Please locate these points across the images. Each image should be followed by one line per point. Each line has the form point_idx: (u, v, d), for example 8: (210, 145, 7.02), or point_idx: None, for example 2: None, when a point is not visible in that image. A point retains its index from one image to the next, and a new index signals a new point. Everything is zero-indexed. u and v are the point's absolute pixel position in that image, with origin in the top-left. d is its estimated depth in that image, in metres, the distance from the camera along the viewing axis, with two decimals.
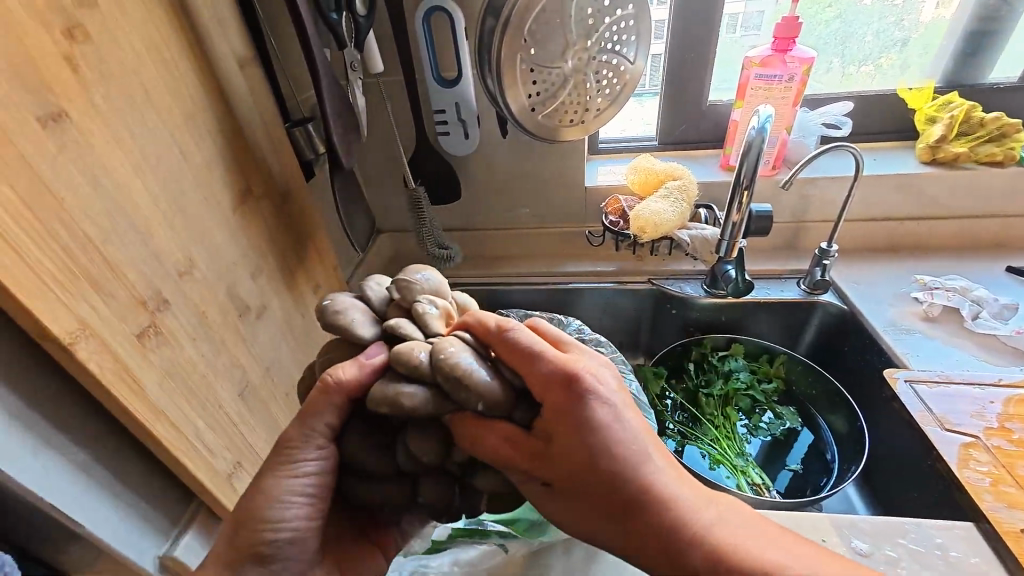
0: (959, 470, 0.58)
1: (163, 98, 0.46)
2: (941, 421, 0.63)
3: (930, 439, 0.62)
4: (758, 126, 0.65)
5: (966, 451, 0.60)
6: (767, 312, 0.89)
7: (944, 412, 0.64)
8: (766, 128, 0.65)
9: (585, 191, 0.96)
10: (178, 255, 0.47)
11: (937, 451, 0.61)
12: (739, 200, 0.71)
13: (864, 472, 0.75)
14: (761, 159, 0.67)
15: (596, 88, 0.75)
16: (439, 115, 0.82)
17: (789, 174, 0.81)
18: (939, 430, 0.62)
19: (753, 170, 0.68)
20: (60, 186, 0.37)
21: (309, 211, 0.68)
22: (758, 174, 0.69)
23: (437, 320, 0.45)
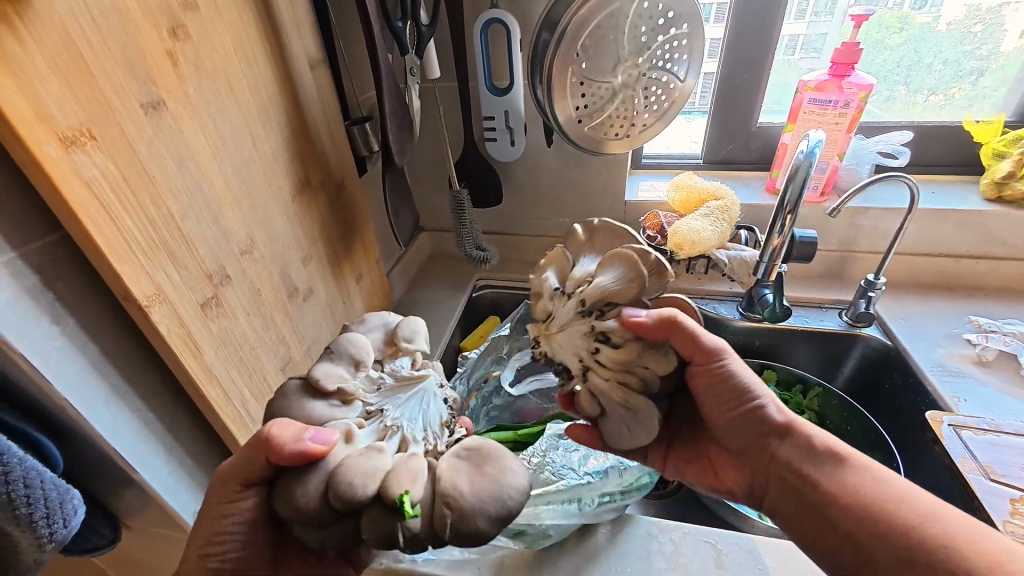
0: (1001, 524, 0.55)
1: (244, 93, 0.50)
2: (986, 470, 0.60)
3: (972, 487, 0.59)
4: (807, 150, 0.64)
5: (1012, 505, 0.57)
6: (806, 340, 0.87)
7: (993, 463, 0.61)
8: (815, 153, 0.63)
9: (624, 205, 0.96)
10: (242, 235, 0.51)
11: (979, 501, 0.58)
12: (781, 223, 0.70)
13: None
14: (806, 185, 0.66)
15: (644, 104, 0.76)
16: (488, 121, 0.84)
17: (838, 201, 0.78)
18: (982, 479, 0.59)
19: (799, 194, 0.66)
20: (154, 166, 0.41)
21: (359, 203, 0.73)
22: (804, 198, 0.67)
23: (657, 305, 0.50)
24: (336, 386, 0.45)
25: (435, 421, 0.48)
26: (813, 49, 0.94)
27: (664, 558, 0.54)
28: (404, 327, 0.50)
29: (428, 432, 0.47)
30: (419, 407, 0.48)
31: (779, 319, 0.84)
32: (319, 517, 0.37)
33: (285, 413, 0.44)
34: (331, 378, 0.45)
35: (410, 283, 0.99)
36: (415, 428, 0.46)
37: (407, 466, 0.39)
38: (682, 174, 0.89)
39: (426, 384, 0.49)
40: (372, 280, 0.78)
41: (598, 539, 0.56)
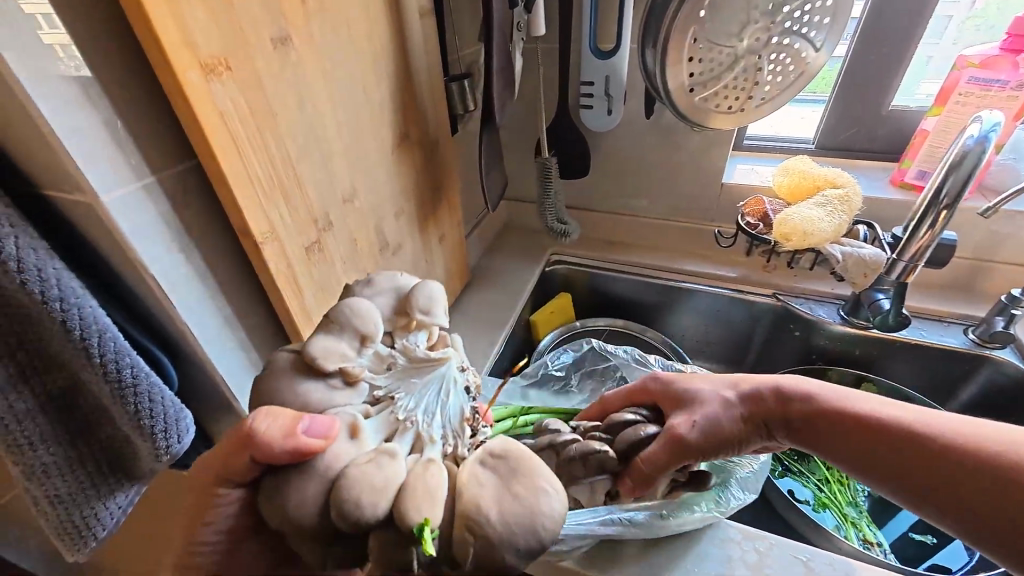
0: None
1: (360, 37, 0.49)
2: None
3: None
4: (979, 134, 0.55)
5: None
6: (919, 355, 0.78)
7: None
8: (989, 138, 0.54)
9: (720, 187, 0.89)
10: (346, 183, 0.52)
11: None
12: (931, 219, 0.61)
13: None
14: (973, 176, 0.56)
15: (769, 74, 0.68)
16: (587, 86, 0.80)
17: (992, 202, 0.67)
18: None
19: (961, 185, 0.57)
20: (277, 103, 0.41)
21: (450, 163, 0.71)
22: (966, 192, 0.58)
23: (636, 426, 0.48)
24: (335, 367, 0.32)
25: (456, 415, 0.35)
26: (964, 23, 0.81)
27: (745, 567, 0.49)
28: (423, 291, 0.35)
29: (450, 430, 0.35)
30: (438, 397, 0.35)
31: (891, 329, 0.77)
32: (315, 531, 0.27)
33: (270, 398, 0.32)
34: (332, 357, 0.32)
35: (485, 249, 0.98)
36: (434, 424, 0.34)
37: (424, 476, 0.29)
38: (795, 158, 0.80)
39: (448, 366, 0.36)
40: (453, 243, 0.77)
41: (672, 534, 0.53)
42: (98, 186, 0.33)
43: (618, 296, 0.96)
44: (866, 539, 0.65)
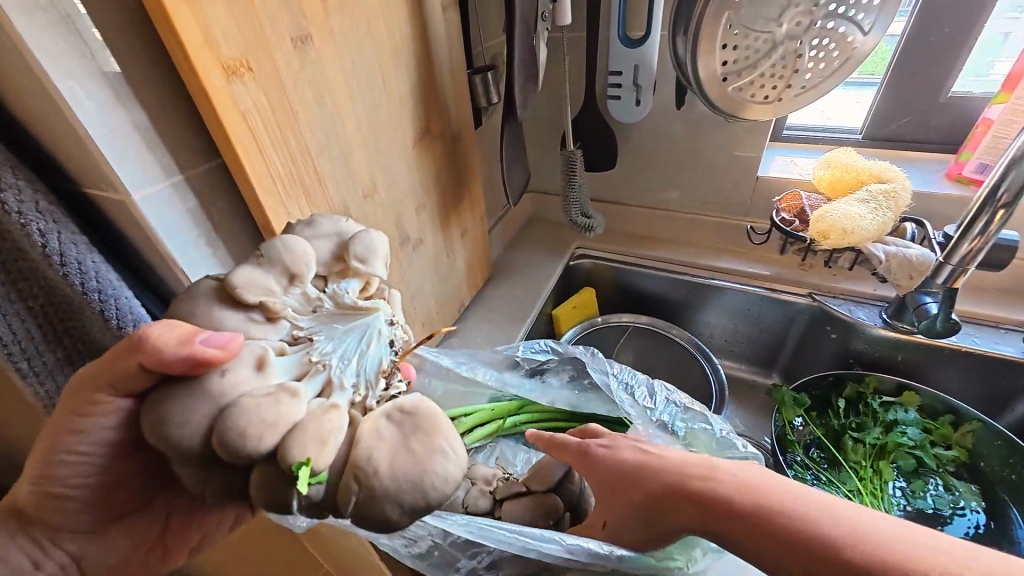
0: None
1: (381, 32, 0.50)
2: None
3: None
4: None
5: None
6: (968, 363, 0.72)
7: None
8: None
9: (754, 181, 0.85)
10: (367, 178, 0.52)
11: None
12: (987, 219, 0.56)
13: None
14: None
15: (810, 61, 0.64)
16: (615, 76, 0.77)
17: None
18: None
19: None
20: (298, 102, 0.42)
21: (472, 157, 0.71)
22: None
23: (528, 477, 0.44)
24: (256, 299, 0.33)
25: (372, 368, 0.37)
26: None
27: None
28: (361, 241, 0.36)
29: (362, 379, 0.36)
30: (358, 344, 0.36)
31: (938, 336, 0.68)
32: (198, 453, 0.28)
33: (188, 313, 0.33)
34: (263, 289, 0.33)
35: (508, 242, 0.98)
36: (346, 371, 0.35)
37: (320, 421, 0.29)
38: (839, 149, 0.75)
39: (375, 318, 0.37)
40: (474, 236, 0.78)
41: None
42: (130, 185, 0.35)
43: (643, 291, 0.94)
44: None
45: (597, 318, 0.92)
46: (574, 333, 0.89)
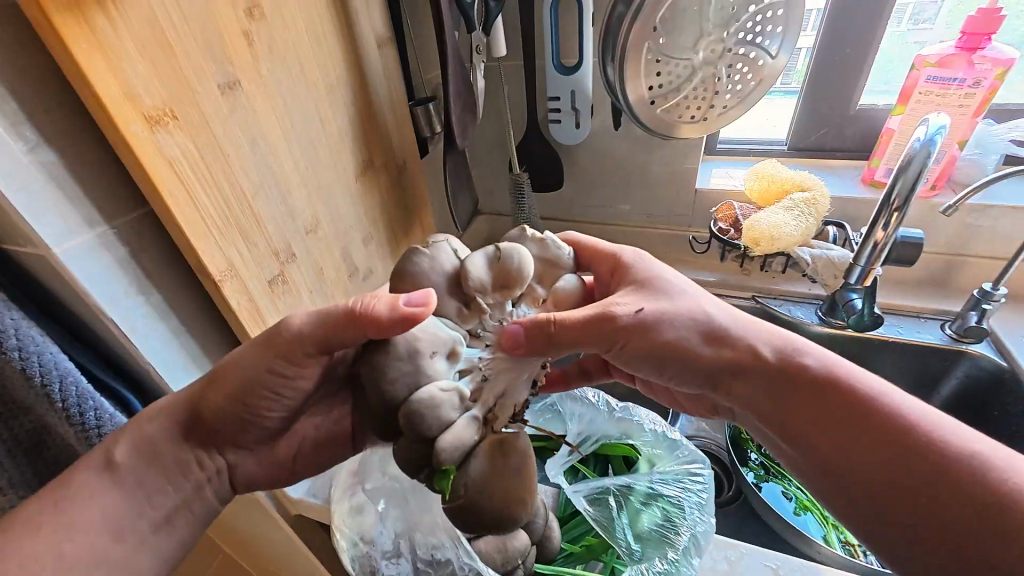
0: None
1: (313, 73, 0.51)
2: None
3: None
4: (925, 138, 0.54)
5: None
6: (897, 352, 0.78)
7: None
8: (935, 141, 0.54)
9: (694, 194, 0.90)
10: (308, 214, 0.53)
11: None
12: (885, 220, 0.61)
13: None
14: (922, 178, 0.57)
15: (727, 83, 0.69)
16: (554, 102, 0.81)
17: (955, 200, 0.65)
18: None
19: (909, 189, 0.57)
20: (229, 145, 0.42)
21: (418, 185, 0.73)
22: (915, 194, 0.58)
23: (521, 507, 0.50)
24: (473, 290, 0.39)
25: (512, 398, 0.41)
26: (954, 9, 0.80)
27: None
28: (568, 282, 0.44)
29: (503, 404, 0.40)
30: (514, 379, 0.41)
31: (867, 328, 0.75)
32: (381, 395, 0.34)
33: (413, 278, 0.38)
34: (482, 281, 0.39)
35: None
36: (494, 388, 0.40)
37: (465, 431, 0.35)
38: (765, 162, 0.81)
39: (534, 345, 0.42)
40: None
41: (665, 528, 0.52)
42: (50, 240, 0.35)
43: None
44: (847, 542, 0.65)
45: None
46: None
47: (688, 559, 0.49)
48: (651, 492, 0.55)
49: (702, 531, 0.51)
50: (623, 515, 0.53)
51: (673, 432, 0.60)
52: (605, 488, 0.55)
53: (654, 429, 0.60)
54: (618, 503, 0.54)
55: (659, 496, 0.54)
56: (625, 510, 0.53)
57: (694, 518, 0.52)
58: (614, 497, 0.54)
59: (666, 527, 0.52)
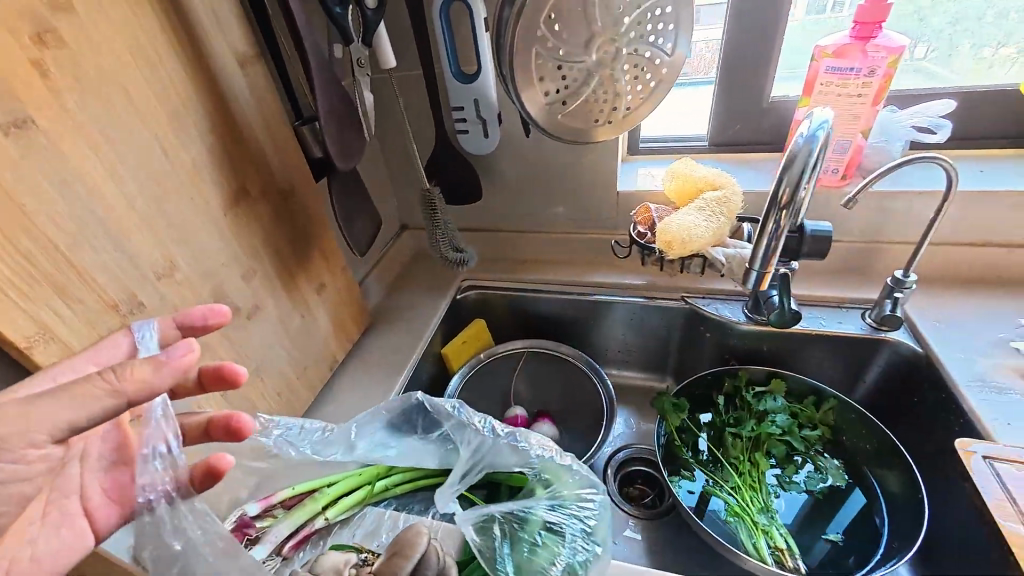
0: None
1: (146, 102, 0.45)
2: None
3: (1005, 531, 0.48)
4: (808, 132, 0.49)
5: None
6: (819, 344, 0.78)
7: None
8: (818, 136, 0.48)
9: (616, 196, 0.88)
10: (158, 258, 0.48)
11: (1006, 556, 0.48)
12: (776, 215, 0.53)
13: None
14: (807, 176, 0.49)
15: (626, 86, 0.67)
16: (458, 112, 0.77)
17: (857, 189, 0.62)
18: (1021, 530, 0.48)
19: (796, 186, 0.50)
20: (23, 194, 0.37)
21: (313, 211, 0.68)
22: (808, 191, 0.51)
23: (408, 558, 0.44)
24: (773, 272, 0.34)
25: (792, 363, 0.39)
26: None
27: None
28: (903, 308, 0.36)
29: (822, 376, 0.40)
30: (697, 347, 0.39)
31: (785, 325, 0.73)
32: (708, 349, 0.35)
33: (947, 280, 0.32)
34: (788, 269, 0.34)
35: (390, 288, 0.97)
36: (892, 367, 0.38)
37: None
38: (680, 160, 0.79)
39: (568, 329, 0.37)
40: (334, 290, 0.76)
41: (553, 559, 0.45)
42: None
43: (544, 318, 0.96)
44: (776, 547, 0.64)
45: (483, 353, 0.91)
46: (462, 372, 0.89)
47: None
48: (533, 516, 0.48)
49: (581, 561, 0.45)
50: (504, 544, 0.46)
51: (562, 457, 0.52)
52: (488, 516, 0.48)
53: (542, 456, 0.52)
54: (501, 530, 0.47)
55: (542, 523, 0.47)
56: (508, 538, 0.47)
57: (575, 546, 0.46)
58: (498, 526, 0.47)
59: (545, 556, 0.45)
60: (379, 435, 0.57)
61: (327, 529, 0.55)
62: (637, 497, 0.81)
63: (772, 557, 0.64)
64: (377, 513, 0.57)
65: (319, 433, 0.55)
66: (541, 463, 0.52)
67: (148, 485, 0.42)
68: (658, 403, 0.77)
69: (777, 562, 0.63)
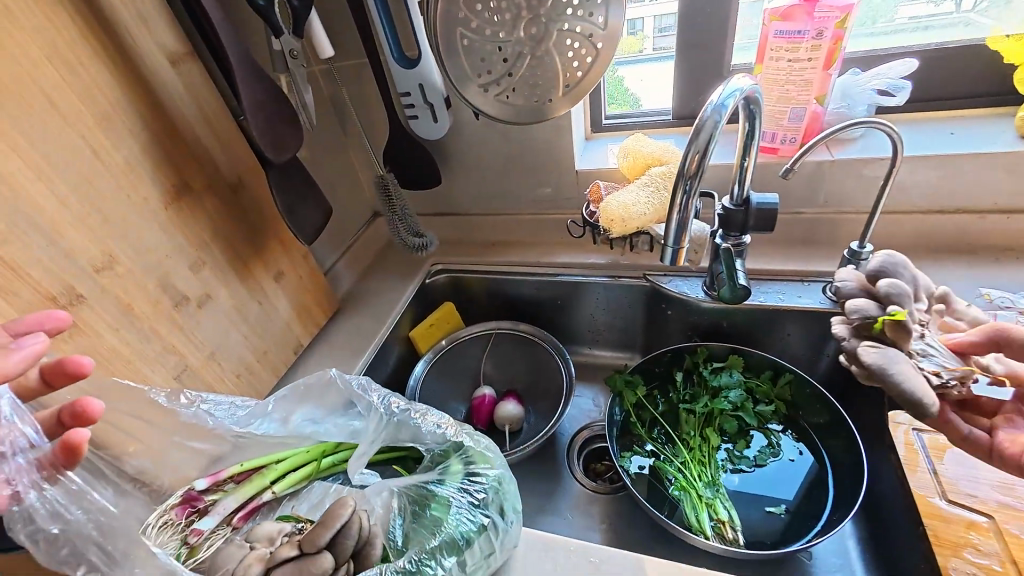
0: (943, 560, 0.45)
1: (69, 105, 0.48)
2: (944, 488, 0.49)
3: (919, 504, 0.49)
4: (717, 101, 0.48)
5: (964, 535, 0.46)
6: (782, 319, 0.77)
7: (950, 476, 0.50)
8: (725, 104, 0.48)
9: (576, 174, 0.88)
10: (94, 252, 0.51)
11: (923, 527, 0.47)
12: (686, 180, 0.50)
13: (870, 515, 0.64)
14: (714, 144, 0.49)
15: (563, 63, 0.66)
16: (405, 98, 0.78)
17: (794, 160, 0.60)
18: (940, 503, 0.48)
19: (701, 157, 0.49)
20: None
21: (266, 203, 0.70)
22: (708, 166, 0.50)
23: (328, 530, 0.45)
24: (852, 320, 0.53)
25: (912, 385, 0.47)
26: None
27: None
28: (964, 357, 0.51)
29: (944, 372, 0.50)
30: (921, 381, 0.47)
31: (736, 301, 0.71)
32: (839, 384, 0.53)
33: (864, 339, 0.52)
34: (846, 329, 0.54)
35: (361, 273, 0.98)
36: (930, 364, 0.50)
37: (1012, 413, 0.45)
38: (632, 136, 0.77)
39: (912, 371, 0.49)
40: (297, 275, 0.77)
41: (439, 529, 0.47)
42: None
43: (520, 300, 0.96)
44: (718, 519, 0.65)
45: (445, 340, 0.91)
46: (427, 357, 0.89)
47: (439, 560, 0.45)
48: (429, 489, 0.51)
49: (465, 529, 0.47)
50: (398, 517, 0.50)
51: (455, 434, 0.54)
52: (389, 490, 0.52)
53: (435, 431, 0.54)
54: (401, 505, 0.51)
55: (432, 497, 0.50)
56: (404, 511, 0.50)
57: (460, 517, 0.48)
58: (394, 500, 0.51)
59: (428, 528, 0.48)
60: (309, 410, 0.60)
61: (276, 503, 0.57)
62: (601, 472, 0.80)
63: (713, 529, 0.65)
64: (324, 487, 0.58)
65: (252, 408, 0.58)
66: (436, 438, 0.54)
67: (21, 482, 0.42)
68: (613, 379, 0.77)
69: (717, 534, 0.64)
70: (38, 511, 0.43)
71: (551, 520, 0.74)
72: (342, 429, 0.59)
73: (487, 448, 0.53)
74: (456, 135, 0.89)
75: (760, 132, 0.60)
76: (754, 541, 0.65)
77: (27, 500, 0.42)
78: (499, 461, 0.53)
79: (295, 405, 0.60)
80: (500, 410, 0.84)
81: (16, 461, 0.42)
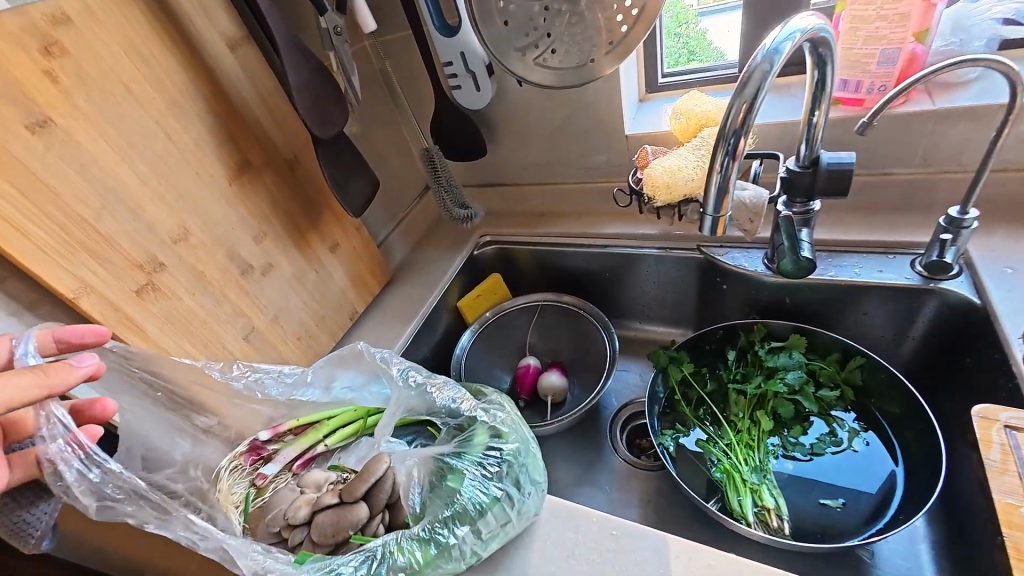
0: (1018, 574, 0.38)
1: (144, 92, 0.54)
2: None
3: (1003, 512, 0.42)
4: (771, 46, 0.43)
5: None
6: (859, 297, 0.68)
7: None
8: (780, 50, 0.42)
9: (626, 140, 0.83)
10: (171, 224, 0.58)
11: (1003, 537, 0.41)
12: (732, 131, 0.45)
13: (951, 516, 0.57)
14: (763, 96, 0.44)
15: (606, 18, 0.61)
16: (448, 68, 0.77)
17: (875, 109, 0.51)
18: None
19: (746, 112, 0.44)
20: (53, 179, 0.48)
21: (320, 177, 0.75)
22: (754, 123, 0.45)
23: (362, 482, 0.50)
24: None
25: None
26: None
27: (569, 548, 0.49)
28: None
29: None
30: None
31: (792, 276, 0.64)
32: None
33: None
34: None
35: (414, 245, 1.02)
36: None
37: None
38: (688, 93, 0.71)
39: None
40: (351, 246, 0.81)
41: (452, 501, 0.48)
42: None
43: (565, 271, 0.94)
44: (762, 506, 0.61)
45: (489, 312, 0.93)
46: (472, 328, 0.91)
47: (451, 529, 0.47)
48: (445, 462, 0.51)
49: (476, 501, 0.48)
50: (418, 487, 0.51)
51: (471, 408, 0.55)
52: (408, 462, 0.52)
53: (451, 404, 0.56)
54: (419, 477, 0.51)
55: (450, 468, 0.51)
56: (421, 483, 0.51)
57: (472, 490, 0.49)
58: (416, 469, 0.51)
59: (443, 498, 0.49)
60: (348, 379, 0.62)
61: (328, 454, 0.63)
62: (645, 448, 0.78)
63: (755, 516, 0.61)
64: (369, 443, 0.63)
65: (295, 377, 0.62)
66: (451, 411, 0.56)
67: (65, 463, 0.43)
68: (655, 356, 0.73)
69: (760, 521, 0.61)
70: (77, 487, 0.44)
71: (589, 492, 0.75)
72: (376, 398, 0.62)
73: (504, 423, 0.54)
74: (501, 103, 0.88)
75: (833, 80, 0.52)
76: (802, 535, 0.61)
77: (69, 480, 0.44)
78: (517, 436, 0.53)
79: (334, 373, 0.62)
80: (543, 380, 0.85)
81: (56, 445, 0.43)
